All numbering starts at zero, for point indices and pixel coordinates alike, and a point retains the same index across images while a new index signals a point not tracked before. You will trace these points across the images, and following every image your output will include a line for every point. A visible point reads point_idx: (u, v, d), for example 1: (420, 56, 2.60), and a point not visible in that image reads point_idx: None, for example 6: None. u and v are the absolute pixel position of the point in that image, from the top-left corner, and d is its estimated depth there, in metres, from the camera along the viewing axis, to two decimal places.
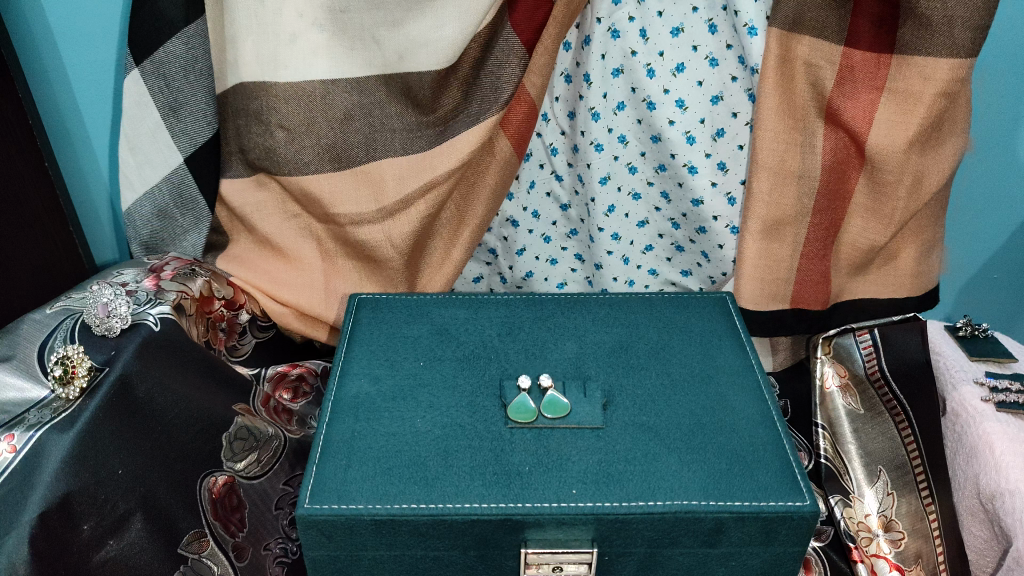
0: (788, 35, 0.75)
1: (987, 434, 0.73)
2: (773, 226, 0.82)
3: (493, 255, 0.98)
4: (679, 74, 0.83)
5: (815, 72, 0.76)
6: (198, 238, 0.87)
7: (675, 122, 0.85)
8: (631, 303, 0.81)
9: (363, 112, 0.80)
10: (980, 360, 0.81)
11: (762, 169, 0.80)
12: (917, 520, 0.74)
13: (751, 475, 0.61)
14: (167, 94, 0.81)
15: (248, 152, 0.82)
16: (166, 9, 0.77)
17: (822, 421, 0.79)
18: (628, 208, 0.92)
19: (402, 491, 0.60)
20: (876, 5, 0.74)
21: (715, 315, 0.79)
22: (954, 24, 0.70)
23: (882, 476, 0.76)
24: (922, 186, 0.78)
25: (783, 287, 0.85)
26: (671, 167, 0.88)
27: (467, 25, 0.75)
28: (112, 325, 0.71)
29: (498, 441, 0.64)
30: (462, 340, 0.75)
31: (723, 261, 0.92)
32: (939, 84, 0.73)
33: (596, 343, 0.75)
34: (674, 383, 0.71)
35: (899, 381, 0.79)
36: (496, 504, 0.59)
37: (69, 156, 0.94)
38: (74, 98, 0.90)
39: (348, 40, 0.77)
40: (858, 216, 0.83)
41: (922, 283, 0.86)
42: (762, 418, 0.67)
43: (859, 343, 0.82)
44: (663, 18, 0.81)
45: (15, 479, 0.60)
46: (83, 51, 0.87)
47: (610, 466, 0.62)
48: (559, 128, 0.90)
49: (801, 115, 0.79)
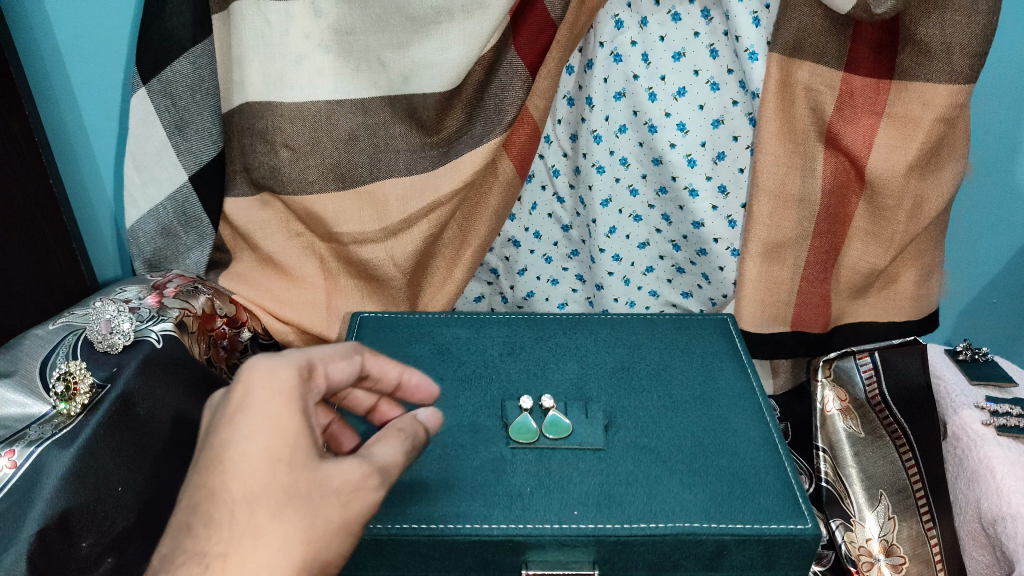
0: (789, 61, 0.76)
1: (988, 458, 0.73)
2: (773, 249, 0.83)
3: (494, 275, 0.99)
4: (680, 97, 0.84)
5: (815, 97, 0.77)
6: (201, 255, 0.87)
7: (676, 145, 0.86)
8: (632, 324, 0.82)
9: (367, 132, 0.80)
10: (980, 385, 0.82)
11: (762, 192, 0.81)
12: (918, 545, 0.74)
13: (753, 497, 0.61)
14: (173, 113, 0.81)
15: (252, 172, 0.82)
16: (174, 29, 0.78)
17: (822, 445, 0.79)
18: (629, 230, 0.93)
19: (404, 511, 0.60)
20: (875, 32, 0.74)
21: (716, 337, 0.80)
22: (953, 51, 0.70)
23: (882, 501, 0.76)
24: (921, 210, 0.79)
25: (784, 310, 0.85)
26: (672, 189, 0.88)
27: (471, 49, 0.75)
28: (115, 342, 0.70)
29: (500, 461, 0.64)
30: (464, 359, 0.76)
31: (723, 283, 0.92)
32: (938, 110, 0.73)
33: (597, 364, 0.76)
34: (676, 405, 0.71)
35: (899, 405, 0.80)
36: (498, 525, 0.59)
37: (74, 172, 0.95)
38: (79, 115, 0.91)
39: (354, 61, 0.78)
40: (858, 240, 0.83)
41: (922, 307, 0.86)
42: (764, 441, 0.67)
43: (859, 366, 0.82)
44: (665, 42, 0.82)
45: (14, 495, 0.59)
46: (89, 69, 0.88)
47: (612, 488, 0.62)
48: (561, 150, 0.91)
49: (801, 139, 0.79)
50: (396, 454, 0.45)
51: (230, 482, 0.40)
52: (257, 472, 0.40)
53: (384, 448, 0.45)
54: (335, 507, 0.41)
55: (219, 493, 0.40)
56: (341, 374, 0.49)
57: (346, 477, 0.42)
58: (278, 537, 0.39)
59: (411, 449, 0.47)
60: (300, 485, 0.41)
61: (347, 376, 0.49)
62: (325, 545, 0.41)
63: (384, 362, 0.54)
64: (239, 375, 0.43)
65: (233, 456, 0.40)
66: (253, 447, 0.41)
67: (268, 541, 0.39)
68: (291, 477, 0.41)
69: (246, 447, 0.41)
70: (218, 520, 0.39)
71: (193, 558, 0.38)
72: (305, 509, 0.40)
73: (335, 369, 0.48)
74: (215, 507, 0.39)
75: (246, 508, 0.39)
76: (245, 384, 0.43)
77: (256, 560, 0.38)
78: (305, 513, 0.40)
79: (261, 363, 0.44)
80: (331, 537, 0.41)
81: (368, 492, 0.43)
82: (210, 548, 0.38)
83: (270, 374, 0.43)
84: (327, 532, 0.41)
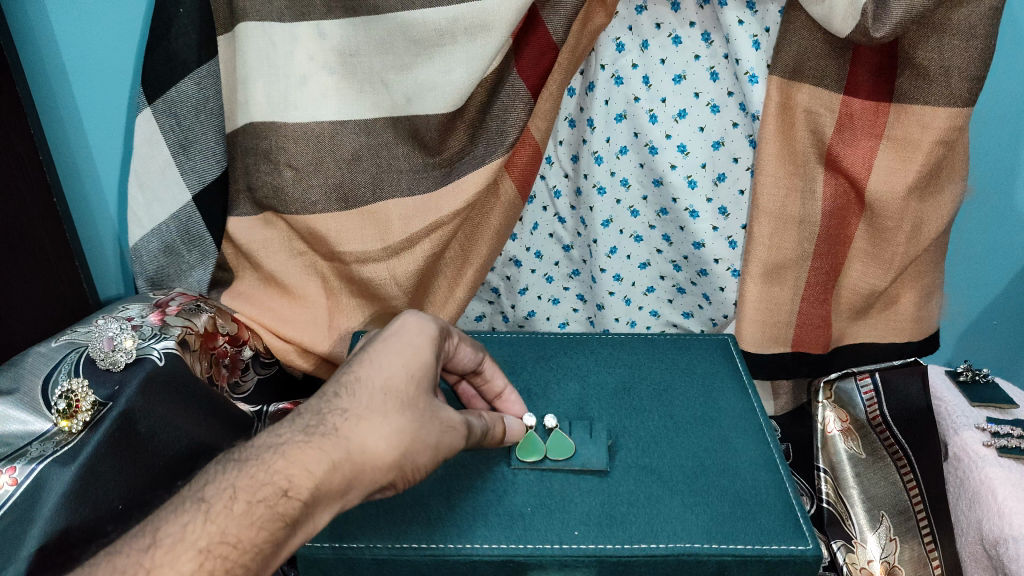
0: (788, 84, 0.77)
1: (989, 479, 0.73)
2: (773, 270, 0.83)
3: (496, 294, 1.00)
4: (681, 119, 0.85)
5: (814, 119, 0.77)
6: (204, 274, 0.88)
7: (677, 166, 0.86)
8: (633, 344, 0.82)
9: (370, 152, 0.81)
10: (981, 406, 0.82)
11: (763, 214, 0.81)
12: (920, 567, 0.74)
13: (754, 518, 0.61)
14: (178, 133, 0.82)
15: (256, 192, 0.83)
16: (179, 50, 0.79)
17: (823, 465, 0.80)
18: (630, 251, 0.94)
19: (405, 531, 0.60)
20: (875, 55, 0.75)
21: (718, 358, 0.80)
22: (951, 74, 0.70)
23: (884, 522, 0.76)
24: (921, 232, 0.79)
25: (784, 330, 0.86)
26: (673, 211, 0.89)
27: (473, 70, 0.76)
28: (117, 359, 0.69)
29: (500, 482, 0.64)
30: None
31: (724, 304, 0.93)
32: (937, 133, 0.73)
33: (599, 384, 0.76)
34: (677, 425, 0.71)
35: (900, 426, 0.80)
36: (498, 545, 0.58)
37: (77, 191, 0.96)
38: (84, 135, 0.92)
39: (357, 82, 0.79)
40: (859, 261, 0.83)
41: (923, 328, 0.86)
42: (765, 462, 0.66)
43: (859, 387, 0.82)
44: (666, 65, 0.83)
45: (15, 512, 0.61)
46: (95, 90, 0.89)
47: (613, 508, 0.62)
48: (563, 171, 0.92)
49: (801, 160, 0.80)
50: (480, 425, 0.59)
51: (375, 376, 0.52)
52: (396, 379, 0.53)
53: (476, 423, 0.59)
54: (438, 429, 0.53)
55: (364, 379, 0.52)
56: (466, 360, 0.64)
57: (452, 418, 0.55)
58: (393, 423, 0.51)
59: (490, 434, 0.62)
60: (419, 400, 0.53)
61: (463, 364, 0.65)
62: (417, 449, 0.52)
63: (497, 374, 0.68)
64: (402, 317, 0.59)
65: (381, 362, 0.53)
66: (396, 362, 0.54)
67: (391, 423, 0.51)
68: (415, 392, 0.53)
69: (393, 361, 0.54)
70: (358, 394, 0.51)
71: (335, 411, 0.51)
72: (418, 415, 0.52)
73: (461, 351, 0.63)
74: (357, 386, 0.52)
75: (379, 394, 0.51)
76: (401, 321, 0.58)
77: (374, 436, 0.50)
78: (417, 417, 0.52)
79: (415, 315, 0.59)
80: (424, 450, 0.52)
81: (458, 431, 0.55)
82: (346, 407, 0.51)
83: (419, 325, 0.58)
84: (426, 438, 0.52)
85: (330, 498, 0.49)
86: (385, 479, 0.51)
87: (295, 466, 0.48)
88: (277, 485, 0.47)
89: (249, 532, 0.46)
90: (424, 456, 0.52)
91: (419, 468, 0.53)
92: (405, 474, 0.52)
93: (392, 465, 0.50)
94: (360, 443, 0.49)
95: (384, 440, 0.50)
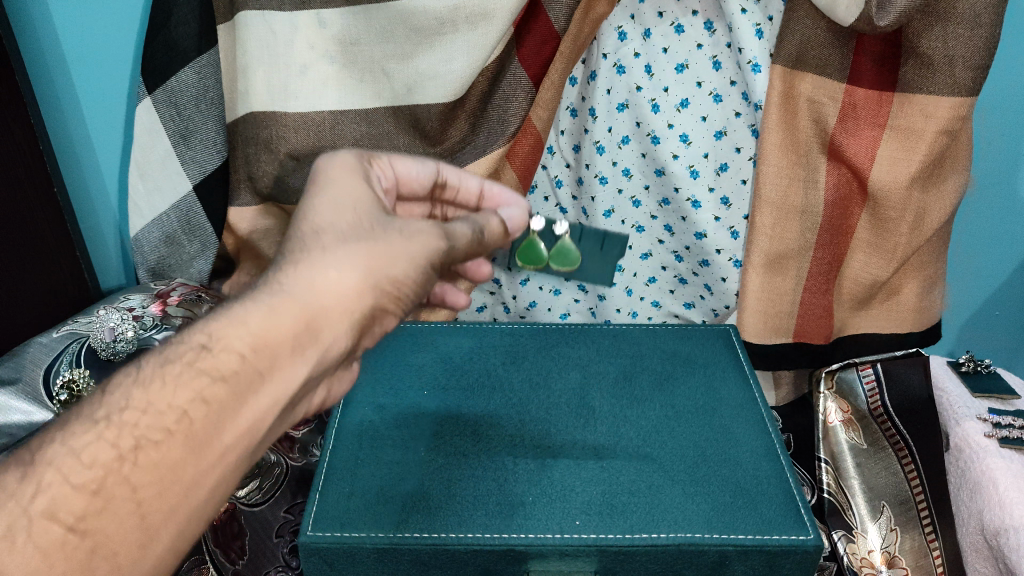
0: (792, 72, 0.76)
1: (989, 470, 0.73)
2: (776, 260, 0.83)
3: (497, 285, 1.00)
4: (684, 109, 0.84)
5: (818, 108, 0.77)
6: (205, 264, 0.88)
7: (680, 156, 0.86)
8: (634, 334, 0.82)
9: (370, 142, 0.81)
10: (984, 397, 0.82)
11: (765, 204, 0.81)
12: (920, 557, 0.73)
13: (756, 507, 0.61)
14: (178, 122, 0.81)
15: (256, 182, 0.82)
16: (179, 39, 0.78)
17: (825, 456, 0.80)
18: (633, 241, 0.94)
19: (405, 519, 0.60)
20: (879, 44, 0.73)
21: (720, 348, 0.80)
22: (955, 63, 0.69)
23: (885, 512, 0.76)
24: (924, 222, 0.79)
25: (786, 321, 0.85)
26: (675, 201, 0.89)
27: (474, 60, 0.75)
28: (118, 350, 0.70)
29: (501, 470, 0.64)
30: (467, 368, 0.77)
31: (727, 294, 0.93)
32: (940, 122, 0.72)
33: (600, 373, 0.76)
34: (678, 414, 0.71)
35: (903, 417, 0.80)
36: (499, 534, 0.59)
37: (78, 181, 0.96)
38: (84, 125, 0.92)
39: (357, 72, 0.79)
40: (860, 252, 0.83)
41: (925, 318, 0.86)
42: (766, 451, 0.66)
43: (861, 377, 0.83)
44: (668, 54, 0.82)
45: None
46: (95, 80, 0.89)
47: (613, 497, 0.62)
48: (564, 161, 0.92)
49: (803, 150, 0.79)
50: (466, 233, 0.53)
51: (306, 218, 0.48)
52: (328, 211, 0.48)
53: (458, 228, 0.53)
54: (398, 240, 0.47)
55: (299, 227, 0.48)
56: (417, 173, 0.64)
57: (413, 227, 0.49)
58: (339, 252, 0.45)
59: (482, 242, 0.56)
60: (365, 223, 0.48)
61: (418, 177, 0.64)
62: (386, 265, 0.46)
63: (458, 173, 0.67)
64: (315, 164, 0.55)
65: (312, 203, 0.49)
66: (330, 203, 0.49)
67: (335, 256, 0.45)
68: (356, 219, 0.48)
69: (318, 204, 0.49)
70: (293, 242, 0.47)
71: (277, 261, 0.46)
72: (370, 237, 0.47)
73: (402, 168, 0.62)
74: (294, 235, 0.47)
75: (312, 232, 0.47)
76: (321, 166, 0.54)
77: (323, 276, 0.44)
78: (368, 238, 0.47)
79: (331, 159, 0.55)
80: (391, 261, 0.46)
81: (430, 234, 0.49)
82: (284, 260, 0.46)
83: (340, 162, 0.54)
84: (391, 251, 0.47)
85: (290, 351, 0.43)
86: (362, 308, 0.45)
87: (225, 323, 0.42)
88: (197, 341, 0.42)
89: (173, 397, 0.41)
90: (402, 267, 0.47)
91: (404, 283, 0.47)
92: (389, 293, 0.47)
93: (360, 290, 0.45)
94: (307, 289, 0.44)
95: (334, 270, 0.45)
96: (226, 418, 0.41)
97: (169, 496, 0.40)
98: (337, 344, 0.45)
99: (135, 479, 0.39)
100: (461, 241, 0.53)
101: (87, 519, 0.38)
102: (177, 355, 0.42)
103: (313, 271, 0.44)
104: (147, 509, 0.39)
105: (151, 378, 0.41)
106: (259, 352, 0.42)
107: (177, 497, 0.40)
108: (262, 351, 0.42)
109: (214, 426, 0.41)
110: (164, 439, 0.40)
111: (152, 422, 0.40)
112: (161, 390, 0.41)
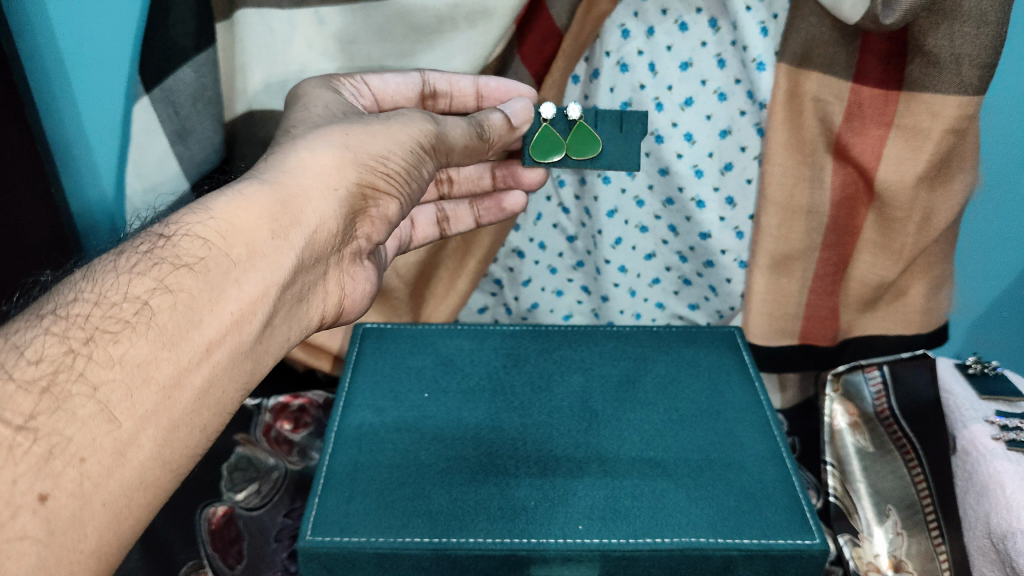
0: (797, 71, 0.75)
1: (996, 473, 0.70)
2: (782, 261, 0.84)
3: (499, 285, 1.01)
4: (688, 107, 0.82)
5: (823, 107, 0.76)
6: None
7: (684, 155, 0.85)
8: (637, 336, 0.81)
9: None
10: (991, 399, 0.79)
11: (771, 204, 0.81)
12: (927, 561, 0.71)
13: (761, 511, 0.60)
14: (174, 122, 0.79)
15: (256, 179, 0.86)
16: (177, 37, 0.74)
17: (831, 459, 0.82)
18: (636, 241, 0.93)
19: (406, 524, 0.59)
20: (885, 42, 0.71)
21: (725, 351, 0.78)
22: (962, 62, 0.67)
23: (892, 515, 0.76)
24: (931, 222, 0.78)
25: (792, 321, 0.87)
26: (679, 201, 0.88)
27: (474, 59, 0.75)
28: None
29: (503, 474, 0.63)
30: (468, 371, 0.75)
31: (731, 295, 0.92)
32: (948, 121, 0.70)
33: (603, 377, 0.75)
34: (682, 417, 0.70)
35: (909, 419, 0.80)
36: (501, 539, 0.58)
37: (74, 180, 0.95)
38: (81, 124, 0.91)
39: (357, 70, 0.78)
40: (867, 252, 0.83)
41: (933, 320, 0.85)
42: (772, 455, 0.65)
43: (868, 379, 0.84)
44: (672, 52, 0.80)
45: None
46: (91, 79, 0.88)
47: (618, 502, 0.61)
48: None
49: (809, 149, 0.78)
50: (460, 131, 0.65)
51: (293, 123, 0.62)
52: (314, 113, 0.63)
53: (452, 127, 0.65)
54: (378, 125, 0.60)
55: (288, 127, 0.61)
56: (395, 83, 0.74)
57: (394, 116, 0.62)
58: (319, 138, 0.57)
59: (479, 137, 0.67)
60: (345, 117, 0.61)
61: (400, 87, 0.74)
62: (362, 143, 0.58)
63: (445, 77, 0.75)
64: (295, 87, 0.70)
65: (299, 112, 0.63)
66: (314, 109, 0.64)
67: (311, 139, 0.57)
68: (334, 116, 0.62)
69: (303, 115, 0.63)
70: (285, 135, 0.60)
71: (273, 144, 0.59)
72: (348, 124, 0.59)
73: (375, 82, 0.74)
74: (283, 133, 0.61)
75: (299, 129, 0.60)
76: (301, 86, 0.69)
77: (301, 152, 0.56)
78: (348, 124, 0.59)
79: (314, 82, 0.69)
80: (367, 142, 0.58)
81: (414, 119, 0.62)
82: (276, 145, 0.59)
83: (320, 82, 0.69)
84: (365, 137, 0.58)
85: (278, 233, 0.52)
86: (352, 177, 0.56)
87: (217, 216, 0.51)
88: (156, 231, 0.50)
89: (130, 287, 0.47)
90: (378, 146, 0.58)
91: (388, 160, 0.58)
92: (374, 167, 0.58)
93: (341, 160, 0.56)
94: (294, 169, 0.55)
95: (310, 151, 0.56)
96: (194, 316, 0.47)
97: (138, 402, 0.44)
98: (324, 224, 0.55)
99: (94, 375, 0.44)
100: (450, 133, 0.65)
101: (38, 418, 0.41)
102: (133, 259, 0.49)
103: (296, 155, 0.55)
104: (113, 409, 0.43)
105: (109, 277, 0.48)
106: (231, 237, 0.50)
107: (149, 400, 0.44)
108: (235, 238, 0.50)
109: (186, 323, 0.47)
110: (124, 329, 0.45)
111: (107, 313, 0.46)
112: (118, 284, 0.47)
